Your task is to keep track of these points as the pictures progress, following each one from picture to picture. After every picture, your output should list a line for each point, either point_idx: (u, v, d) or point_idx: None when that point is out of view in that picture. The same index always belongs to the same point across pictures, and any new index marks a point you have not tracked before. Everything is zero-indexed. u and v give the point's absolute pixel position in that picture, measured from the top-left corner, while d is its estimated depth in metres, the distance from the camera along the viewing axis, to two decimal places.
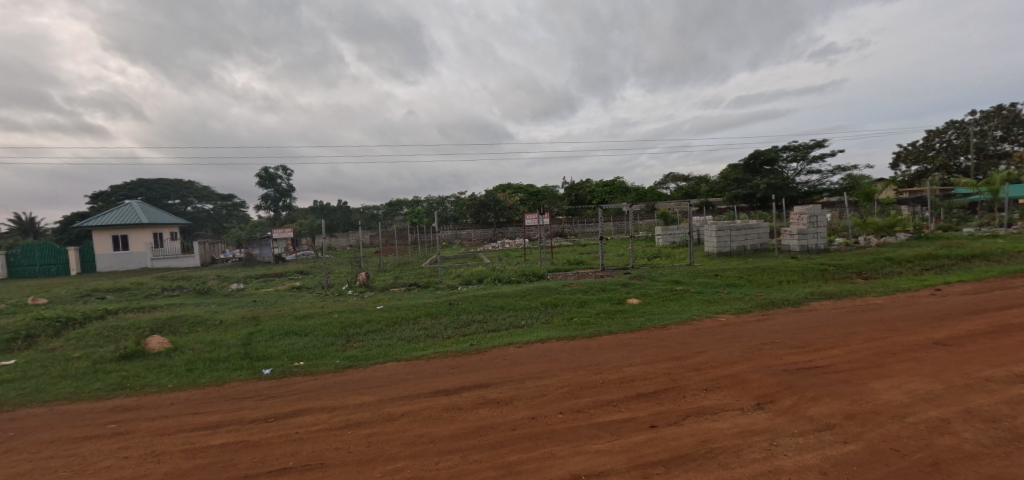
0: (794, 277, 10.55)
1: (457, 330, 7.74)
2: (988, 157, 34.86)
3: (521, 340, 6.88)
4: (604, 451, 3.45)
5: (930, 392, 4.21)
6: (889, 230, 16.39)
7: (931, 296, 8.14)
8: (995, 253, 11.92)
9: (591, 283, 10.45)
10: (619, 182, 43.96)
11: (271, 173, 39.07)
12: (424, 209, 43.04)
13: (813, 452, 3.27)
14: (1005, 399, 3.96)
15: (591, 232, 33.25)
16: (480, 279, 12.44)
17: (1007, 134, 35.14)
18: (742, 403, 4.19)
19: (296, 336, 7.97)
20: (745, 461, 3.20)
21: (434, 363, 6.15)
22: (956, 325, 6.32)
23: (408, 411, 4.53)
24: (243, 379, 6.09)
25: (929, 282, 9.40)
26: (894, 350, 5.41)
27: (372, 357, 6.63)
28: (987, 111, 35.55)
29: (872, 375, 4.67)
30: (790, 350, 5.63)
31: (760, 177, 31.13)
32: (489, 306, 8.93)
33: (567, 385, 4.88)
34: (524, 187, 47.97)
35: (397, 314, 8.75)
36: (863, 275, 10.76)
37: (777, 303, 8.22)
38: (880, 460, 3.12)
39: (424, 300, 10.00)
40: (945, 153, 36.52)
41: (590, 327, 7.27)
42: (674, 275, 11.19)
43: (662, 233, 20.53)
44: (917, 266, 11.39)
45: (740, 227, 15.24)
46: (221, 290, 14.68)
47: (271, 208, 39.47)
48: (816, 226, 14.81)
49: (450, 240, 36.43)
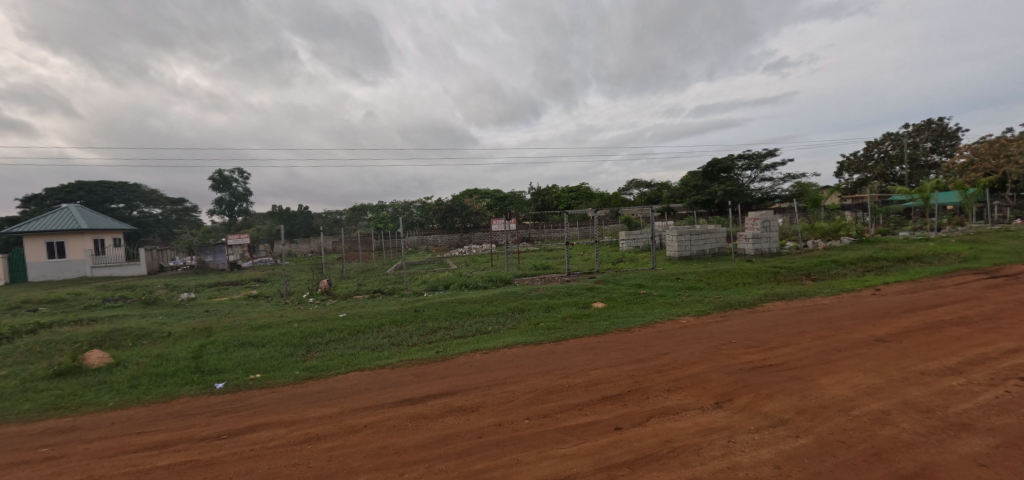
0: (749, 279, 11.08)
1: (423, 338, 7.61)
2: (919, 167, 38.00)
3: (488, 346, 6.84)
4: (570, 455, 3.47)
5: (872, 385, 4.49)
6: (834, 235, 17.50)
7: (871, 296, 8.73)
8: (928, 256, 12.90)
9: (557, 288, 10.55)
10: (585, 188, 44.91)
11: (227, 177, 37.20)
12: (389, 214, 42.51)
13: (767, 448, 3.41)
14: (937, 391, 4.29)
15: (557, 237, 33.80)
16: (447, 285, 12.31)
17: (936, 146, 38.02)
18: (702, 402, 4.32)
19: (252, 347, 7.60)
20: (705, 458, 3.30)
21: (400, 372, 6.01)
22: (894, 322, 6.80)
23: (372, 422, 4.39)
24: (193, 394, 5.73)
25: (870, 283, 10.08)
26: (840, 347, 5.75)
27: (334, 367, 6.41)
28: (918, 124, 38.23)
29: (820, 372, 4.94)
30: (746, 350, 5.87)
31: (717, 183, 32.56)
32: (456, 312, 8.82)
33: (533, 391, 4.88)
34: (492, 193, 48.22)
35: (361, 322, 8.48)
36: (811, 277, 11.42)
37: (734, 305, 8.57)
38: (828, 452, 3.30)
39: (388, 307, 9.79)
40: (883, 163, 39.48)
41: (556, 332, 7.32)
42: (637, 279, 11.49)
43: (626, 238, 21.08)
44: (859, 268, 12.16)
45: (699, 232, 15.85)
46: (170, 300, 13.80)
47: (226, 213, 37.55)
48: (769, 231, 15.56)
49: (416, 245, 35.86)
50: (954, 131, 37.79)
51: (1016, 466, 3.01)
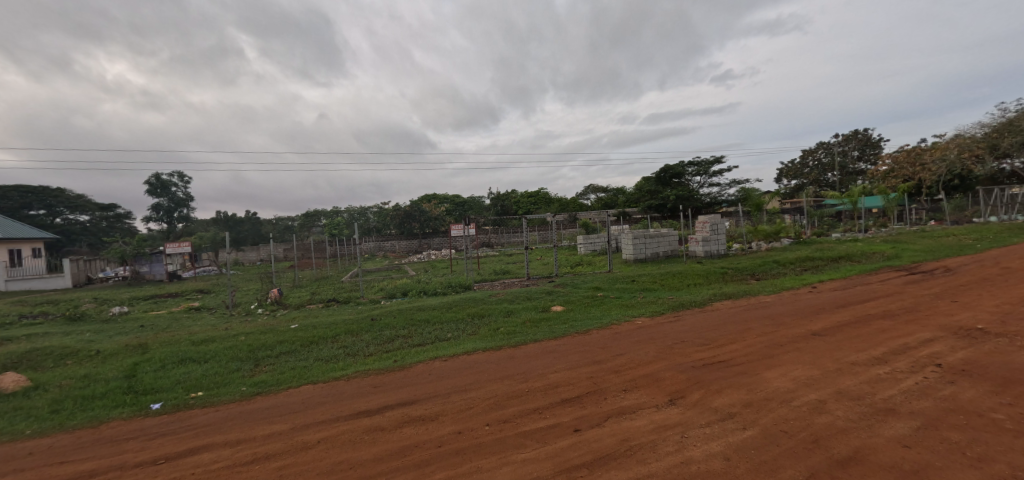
0: (700, 280, 11.60)
1: (380, 347, 7.39)
2: (848, 173, 41.31)
3: (447, 353, 6.74)
4: (531, 459, 3.47)
5: (810, 377, 4.81)
6: (775, 237, 18.67)
7: (809, 293, 9.37)
8: (856, 255, 14.03)
9: (516, 293, 10.59)
10: (544, 193, 45.59)
11: (166, 181, 34.71)
12: (345, 220, 41.37)
13: (717, 441, 3.57)
14: (866, 379, 4.66)
15: (517, 242, 34.02)
16: (405, 292, 12.06)
17: (863, 154, 41.30)
18: (657, 400, 4.46)
19: (193, 363, 7.09)
20: (660, 454, 3.41)
21: (356, 383, 5.81)
22: (828, 317, 7.33)
23: (326, 437, 4.20)
24: (126, 417, 5.26)
25: (807, 281, 10.83)
26: (781, 342, 6.12)
27: (284, 381, 6.10)
28: (847, 135, 41.64)
29: (764, 366, 5.24)
30: (697, 348, 6.13)
31: (669, 188, 33.99)
32: (414, 320, 8.63)
33: (493, 397, 4.85)
34: (451, 198, 47.92)
35: (314, 333, 8.13)
36: (755, 277, 12.12)
37: (686, 305, 8.94)
38: (772, 442, 3.49)
39: (344, 316, 9.45)
40: (817, 170, 42.66)
41: (516, 337, 7.33)
42: (595, 281, 11.75)
43: (584, 242, 21.52)
44: (797, 267, 13.04)
45: (653, 235, 16.45)
46: (99, 315, 12.65)
47: (164, 219, 35.00)
48: (717, 233, 16.37)
49: (374, 252, 34.91)
50: (877, 141, 41.33)
51: (933, 446, 3.31)
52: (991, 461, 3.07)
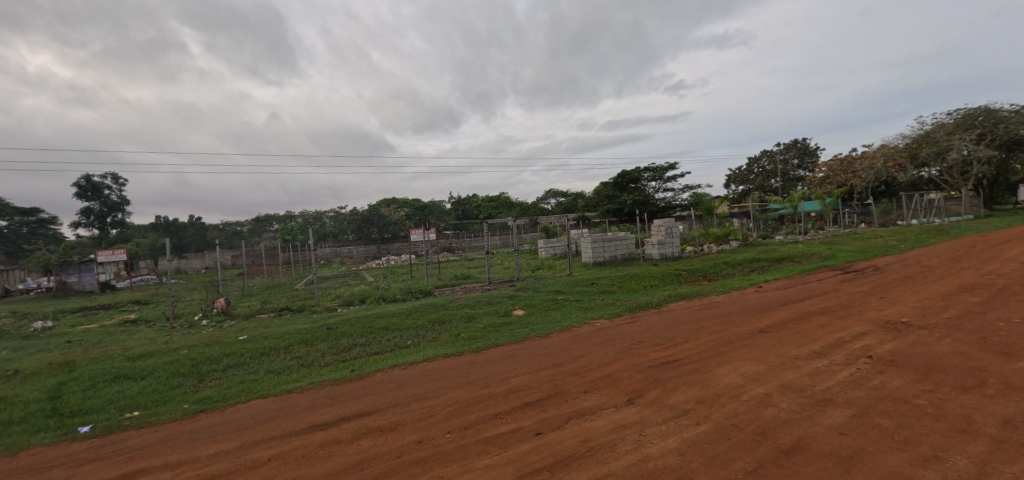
0: (655, 282, 12.02)
1: (337, 356, 7.14)
2: (789, 180, 44.22)
3: (407, 361, 6.60)
4: (492, 465, 3.45)
5: (757, 372, 5.09)
6: (724, 239, 19.65)
7: (755, 293, 9.93)
8: (797, 256, 15.02)
9: (478, 297, 10.55)
10: (504, 197, 45.87)
11: (98, 183, 32.03)
12: (298, 225, 40.15)
13: (673, 437, 3.70)
14: (807, 372, 4.98)
15: (478, 246, 33.99)
16: (363, 299, 11.72)
17: (801, 162, 44.42)
18: (616, 400, 4.57)
19: (128, 381, 6.54)
20: (619, 453, 3.48)
21: (310, 395, 5.57)
22: (773, 314, 7.79)
23: (277, 453, 4.00)
24: (49, 443, 4.77)
25: (754, 281, 11.48)
26: (731, 340, 6.44)
27: (232, 396, 5.75)
28: (788, 144, 44.58)
29: (716, 363, 5.49)
30: (653, 348, 6.33)
31: (627, 193, 35.07)
32: (372, 328, 8.39)
33: (454, 403, 4.79)
34: (411, 203, 47.20)
35: (265, 344, 7.72)
36: (707, 278, 12.70)
37: (643, 306, 9.22)
38: (723, 435, 3.66)
39: (297, 325, 9.04)
40: (761, 176, 45.39)
41: (477, 342, 7.29)
42: (555, 285, 11.90)
43: (544, 246, 21.78)
44: (745, 268, 13.78)
45: (611, 238, 16.89)
46: (14, 332, 11.41)
47: (95, 225, 32.24)
48: (671, 236, 17.03)
49: (330, 258, 33.68)
50: (814, 150, 44.51)
51: (865, 432, 3.58)
52: (914, 444, 3.37)
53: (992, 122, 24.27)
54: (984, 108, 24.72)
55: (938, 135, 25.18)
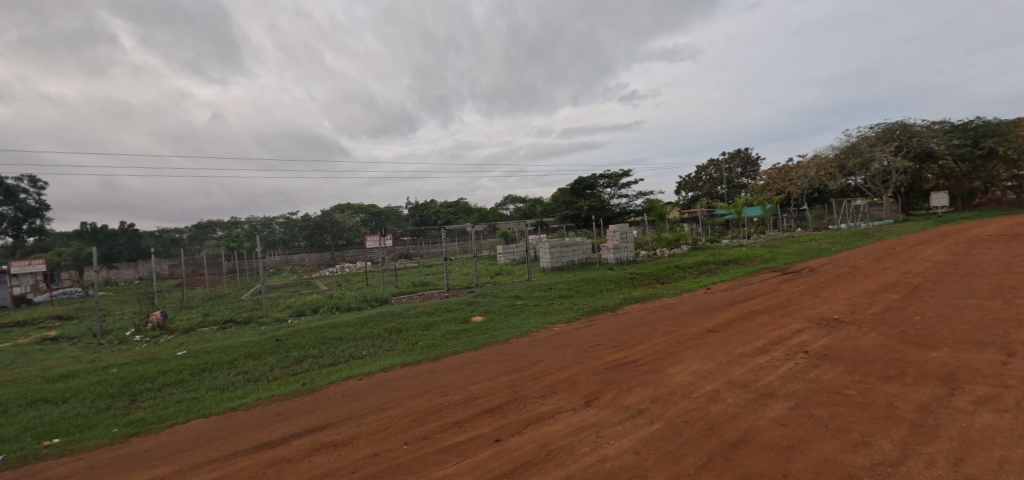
0: (612, 285, 12.35)
1: (287, 370, 6.80)
2: (733, 187, 46.99)
3: (362, 371, 6.39)
4: (451, 475, 3.40)
5: (706, 370, 5.34)
6: (675, 244, 20.56)
7: (704, 294, 10.45)
8: (741, 259, 15.95)
9: (436, 304, 10.41)
10: (463, 203, 45.71)
11: (12, 187, 28.88)
12: (245, 231, 38.34)
13: (629, 437, 3.80)
14: (751, 368, 5.28)
15: (436, 252, 33.62)
16: (316, 309, 11.25)
17: (744, 171, 47.32)
18: (574, 403, 4.64)
19: (46, 406, 5.91)
20: (577, 456, 3.54)
21: (257, 412, 5.26)
22: (720, 315, 8.22)
23: (220, 476, 3.75)
24: None
25: (703, 283, 12.06)
26: (682, 340, 6.73)
27: (170, 417, 5.35)
28: (732, 153, 47.34)
29: (668, 363, 5.71)
30: (609, 350, 6.49)
31: (583, 199, 35.91)
32: (325, 338, 8.06)
33: (412, 414, 4.69)
34: (367, 208, 45.99)
35: (206, 359, 7.23)
36: (660, 281, 13.21)
37: (600, 310, 9.46)
38: (676, 433, 3.80)
39: (243, 338, 8.54)
40: (709, 183, 47.93)
41: (435, 350, 7.18)
42: (514, 290, 11.97)
43: (503, 251, 21.86)
44: (695, 271, 14.47)
45: (568, 244, 17.21)
46: None
47: (7, 233, 29.01)
48: (626, 241, 17.59)
49: (280, 266, 32.03)
50: (755, 160, 47.55)
51: (803, 422, 3.84)
52: (846, 431, 3.65)
53: (906, 135, 26.89)
54: (900, 124, 27.30)
55: (862, 147, 27.60)
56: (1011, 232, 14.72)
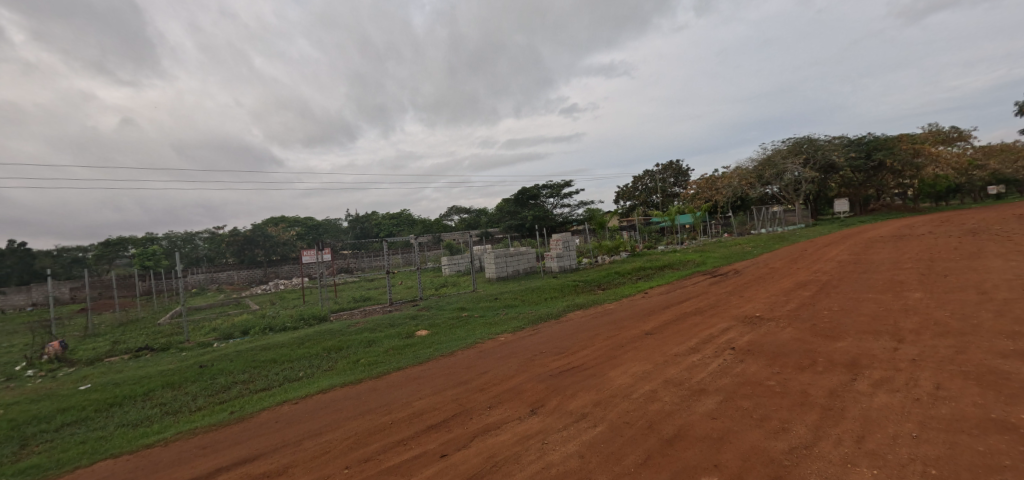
0: (556, 293, 12.65)
1: (213, 398, 6.28)
2: (667, 196, 49.86)
3: (299, 394, 6.06)
4: None
5: (644, 371, 5.63)
6: (615, 251, 21.46)
7: (642, 298, 11.01)
8: (675, 264, 16.98)
9: (378, 320, 10.09)
10: (406, 214, 44.82)
11: None
12: (163, 248, 34.88)
13: (573, 441, 3.91)
14: (685, 367, 5.64)
15: (378, 266, 32.63)
16: (246, 330, 10.49)
17: (677, 181, 50.30)
18: (520, 412, 4.70)
19: None
20: (523, 465, 3.59)
21: (177, 447, 4.81)
22: (657, 317, 8.68)
23: None
24: None
25: (641, 288, 12.69)
26: (622, 343, 7.04)
27: (72, 460, 4.74)
28: (665, 165, 50.21)
29: (609, 367, 5.95)
30: (553, 357, 6.63)
31: (527, 209, 36.50)
32: (256, 362, 7.54)
33: (353, 435, 4.52)
34: (303, 221, 43.72)
35: (116, 392, 6.49)
36: (601, 287, 13.73)
37: (545, 318, 9.65)
38: (617, 434, 3.97)
39: (160, 366, 7.77)
40: (644, 193, 50.66)
41: (377, 367, 6.97)
42: (459, 302, 11.91)
43: (447, 263, 21.64)
44: (633, 276, 15.18)
45: (513, 254, 17.42)
46: None
47: None
48: (569, 249, 18.08)
49: (204, 285, 29.47)
50: (686, 171, 50.67)
51: (731, 414, 4.16)
52: (767, 419, 4.00)
53: (812, 149, 30.17)
54: (806, 139, 30.63)
55: (776, 159, 30.54)
56: (897, 234, 16.87)
